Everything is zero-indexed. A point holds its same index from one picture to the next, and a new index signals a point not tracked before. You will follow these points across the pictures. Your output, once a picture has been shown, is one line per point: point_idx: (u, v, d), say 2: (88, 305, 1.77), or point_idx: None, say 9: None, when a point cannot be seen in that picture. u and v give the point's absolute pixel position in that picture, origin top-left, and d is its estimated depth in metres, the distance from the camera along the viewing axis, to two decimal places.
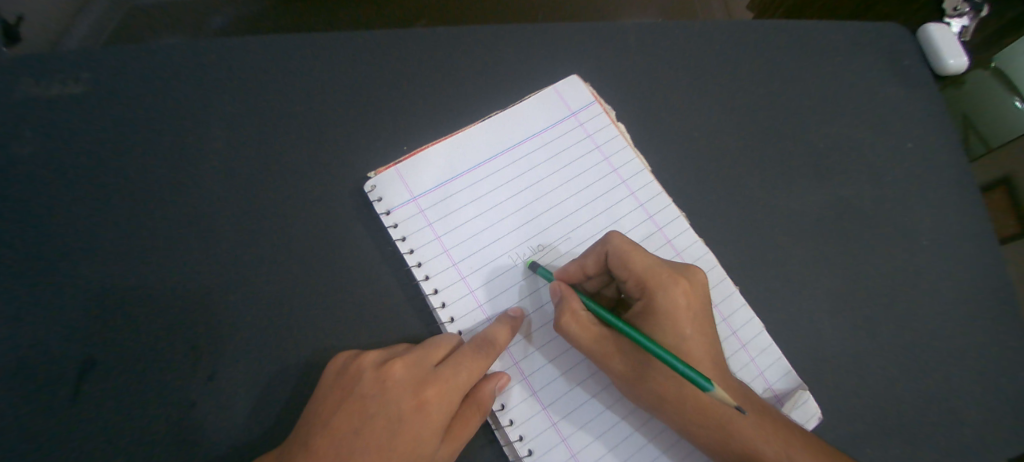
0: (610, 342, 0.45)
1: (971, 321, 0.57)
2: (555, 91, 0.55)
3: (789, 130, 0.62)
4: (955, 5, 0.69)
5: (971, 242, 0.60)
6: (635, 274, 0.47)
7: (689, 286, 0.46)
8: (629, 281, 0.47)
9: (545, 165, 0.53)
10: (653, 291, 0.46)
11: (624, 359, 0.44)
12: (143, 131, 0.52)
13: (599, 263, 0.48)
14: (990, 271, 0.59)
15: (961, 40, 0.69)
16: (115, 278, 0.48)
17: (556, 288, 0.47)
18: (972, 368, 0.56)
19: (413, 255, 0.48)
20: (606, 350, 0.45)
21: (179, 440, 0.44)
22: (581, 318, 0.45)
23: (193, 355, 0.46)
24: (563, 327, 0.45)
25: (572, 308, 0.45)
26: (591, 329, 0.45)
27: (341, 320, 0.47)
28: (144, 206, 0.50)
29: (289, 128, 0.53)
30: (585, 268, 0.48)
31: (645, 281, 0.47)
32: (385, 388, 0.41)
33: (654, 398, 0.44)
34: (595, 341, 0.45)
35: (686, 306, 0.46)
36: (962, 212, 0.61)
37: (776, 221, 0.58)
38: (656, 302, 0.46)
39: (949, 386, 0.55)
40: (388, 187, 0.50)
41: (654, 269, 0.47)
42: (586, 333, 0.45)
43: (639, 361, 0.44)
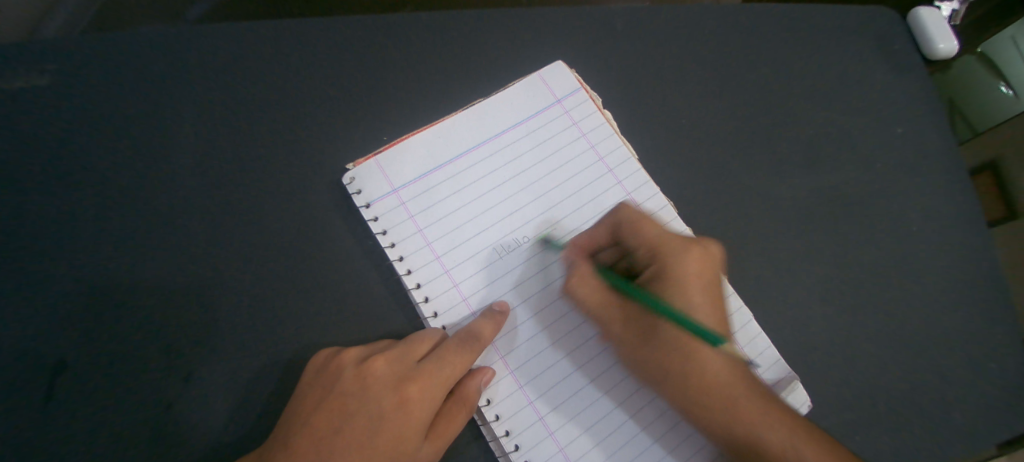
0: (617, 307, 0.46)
1: (960, 306, 0.57)
2: (539, 77, 0.53)
3: (780, 116, 0.61)
4: None
5: (960, 228, 0.60)
6: (645, 242, 0.47)
7: (701, 255, 0.46)
8: (638, 251, 0.48)
9: (530, 154, 0.51)
10: (664, 258, 0.46)
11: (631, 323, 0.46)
12: (112, 123, 0.50)
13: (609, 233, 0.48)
14: (980, 256, 0.59)
15: (952, 24, 0.70)
16: (86, 277, 0.47)
17: (567, 255, 0.48)
18: (959, 354, 0.56)
19: (395, 249, 0.47)
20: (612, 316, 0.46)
21: (155, 441, 0.43)
22: (588, 282, 0.46)
23: (169, 353, 0.45)
24: (572, 290, 0.47)
25: (581, 273, 0.47)
26: (599, 293, 0.46)
27: (321, 315, 0.46)
28: (117, 202, 0.49)
29: (266, 118, 0.51)
30: (595, 237, 0.48)
31: (655, 248, 0.47)
32: (366, 385, 0.40)
33: (656, 366, 0.45)
34: (601, 305, 0.46)
35: (697, 274, 0.46)
36: (952, 198, 0.61)
37: (766, 209, 0.57)
38: (665, 270, 0.46)
39: (936, 372, 0.55)
40: (368, 178, 0.48)
41: (663, 238, 0.47)
42: (593, 297, 0.46)
43: (645, 328, 0.45)
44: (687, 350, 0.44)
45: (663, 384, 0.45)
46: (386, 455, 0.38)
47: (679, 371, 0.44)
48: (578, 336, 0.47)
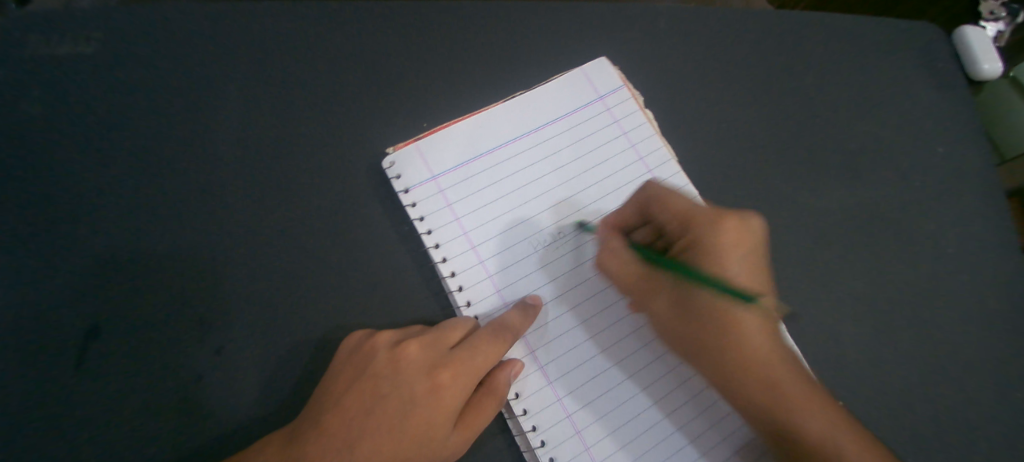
0: (649, 281, 0.46)
1: (1004, 332, 0.55)
2: (582, 73, 0.53)
3: (819, 126, 0.59)
4: (992, 9, 0.66)
5: (1007, 249, 0.58)
6: (677, 214, 0.46)
7: (737, 227, 0.45)
8: (671, 224, 0.46)
9: (569, 150, 0.51)
10: (698, 230, 0.45)
11: (663, 299, 0.46)
12: (153, 93, 0.51)
13: (641, 207, 0.47)
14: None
15: (996, 45, 0.65)
16: (121, 245, 0.47)
17: (601, 234, 0.47)
18: (1002, 381, 0.53)
19: (431, 236, 0.47)
20: (646, 291, 0.46)
21: (182, 412, 0.43)
22: (619, 257, 0.46)
23: (199, 325, 0.45)
24: (604, 264, 0.47)
25: (612, 248, 0.47)
26: (631, 268, 0.46)
27: (352, 298, 0.46)
28: (154, 173, 0.49)
29: (304, 98, 0.51)
30: (625, 216, 0.47)
31: (688, 222, 0.45)
32: (398, 368, 0.40)
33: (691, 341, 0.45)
34: (632, 279, 0.46)
35: (733, 246, 0.44)
36: (998, 218, 0.59)
37: (801, 220, 0.56)
38: (698, 242, 0.45)
39: (975, 398, 0.53)
40: (407, 164, 0.48)
41: (697, 210, 0.45)
42: (624, 273, 0.46)
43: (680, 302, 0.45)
44: (726, 322, 0.44)
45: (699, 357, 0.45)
46: (414, 440, 0.38)
47: (716, 347, 0.44)
48: (610, 336, 0.46)
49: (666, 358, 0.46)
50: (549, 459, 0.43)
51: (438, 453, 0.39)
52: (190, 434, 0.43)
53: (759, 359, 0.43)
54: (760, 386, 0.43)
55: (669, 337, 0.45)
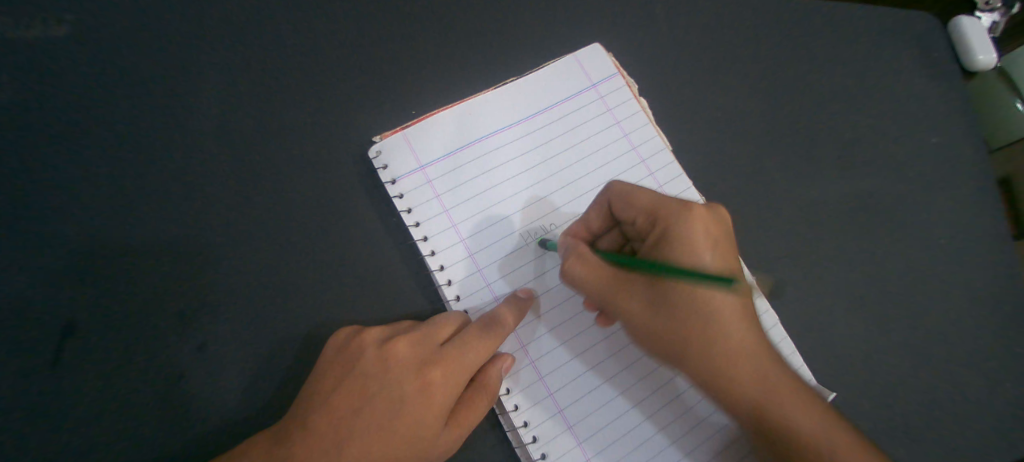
0: (619, 283, 0.42)
1: (993, 327, 0.55)
2: (574, 60, 0.51)
3: (813, 117, 0.59)
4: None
5: (999, 240, 0.58)
6: (642, 207, 0.43)
7: (705, 215, 0.42)
8: (638, 221, 0.44)
9: (561, 140, 0.49)
10: (665, 223, 0.42)
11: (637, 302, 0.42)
12: (127, 78, 0.49)
13: (605, 210, 0.45)
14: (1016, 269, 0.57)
15: (991, 36, 0.63)
16: (96, 237, 0.45)
17: (564, 242, 0.44)
18: (990, 374, 0.53)
19: (419, 229, 0.45)
20: (619, 293, 0.42)
21: (163, 409, 0.42)
22: (587, 259, 0.42)
23: (179, 320, 0.44)
24: (571, 270, 0.42)
25: (579, 251, 0.42)
26: (601, 270, 0.42)
27: (338, 292, 0.45)
28: (130, 162, 0.47)
29: (286, 85, 0.49)
30: (590, 223, 0.46)
31: (655, 212, 0.43)
32: (387, 366, 0.39)
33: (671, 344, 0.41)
34: (602, 282, 0.42)
35: (705, 235, 0.41)
36: (991, 208, 0.59)
37: (795, 211, 0.55)
38: (669, 236, 0.42)
39: (963, 392, 0.53)
40: (394, 153, 0.46)
41: (664, 201, 0.43)
42: (592, 277, 0.42)
43: (656, 301, 0.41)
44: (706, 319, 0.41)
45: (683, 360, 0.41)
46: (404, 438, 0.37)
47: (700, 349, 0.41)
48: (602, 330, 0.45)
49: None
50: (540, 454, 0.42)
51: (429, 451, 0.38)
52: (171, 432, 0.42)
53: (745, 356, 0.41)
54: (749, 387, 0.40)
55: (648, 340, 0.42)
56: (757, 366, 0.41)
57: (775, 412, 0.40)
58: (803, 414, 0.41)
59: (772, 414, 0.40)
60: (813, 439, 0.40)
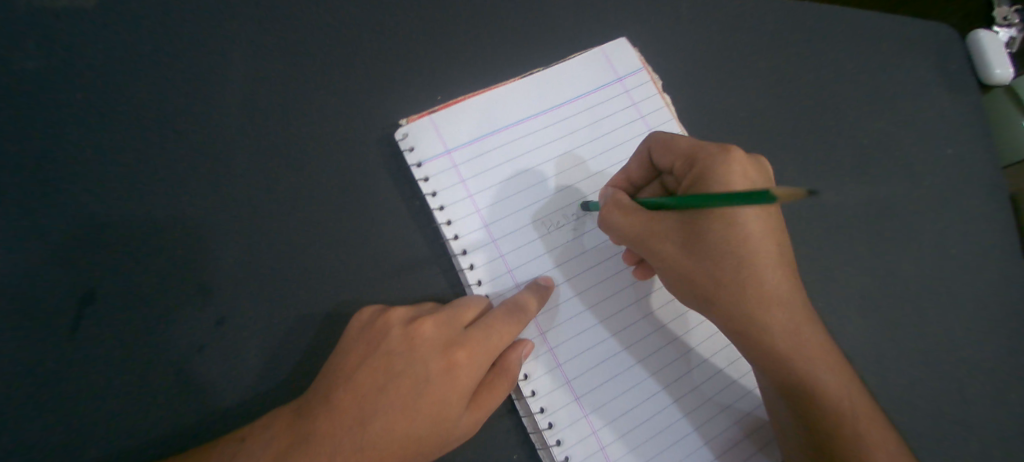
0: (657, 227, 0.41)
1: (1007, 343, 0.54)
2: (602, 53, 0.51)
3: (837, 117, 0.58)
4: (1006, 14, 0.62)
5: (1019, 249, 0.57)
6: (681, 152, 0.43)
7: (746, 159, 0.41)
8: (675, 166, 0.43)
9: (586, 131, 0.50)
10: (703, 163, 0.41)
11: (675, 245, 0.41)
12: (152, 52, 0.49)
13: (645, 159, 0.46)
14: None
15: (1007, 52, 0.62)
16: (118, 209, 0.45)
17: (604, 192, 0.45)
18: (1003, 390, 0.53)
19: (443, 213, 0.46)
20: (658, 235, 0.41)
21: (180, 382, 0.42)
22: (625, 206, 0.42)
23: (199, 294, 0.44)
24: (608, 217, 0.43)
25: (615, 199, 0.43)
26: (637, 216, 0.42)
27: (358, 272, 0.45)
28: (153, 136, 0.47)
29: (309, 66, 0.49)
30: (631, 174, 0.47)
31: (692, 156, 0.42)
32: (411, 345, 0.39)
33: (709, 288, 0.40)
34: (638, 228, 0.42)
35: (744, 176, 0.40)
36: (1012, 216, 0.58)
37: (815, 212, 0.55)
38: (705, 174, 0.40)
39: (975, 407, 0.52)
40: (421, 137, 0.47)
41: (701, 145, 0.42)
42: (632, 222, 0.42)
43: (693, 240, 0.40)
44: (743, 258, 0.40)
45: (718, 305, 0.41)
46: (426, 418, 0.37)
47: (738, 295, 0.40)
48: (619, 322, 0.46)
49: (673, 347, 0.46)
50: (555, 440, 0.43)
51: (449, 432, 0.38)
52: (187, 406, 0.42)
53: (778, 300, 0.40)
54: (785, 333, 0.40)
55: (680, 283, 0.42)
56: (790, 312, 0.40)
57: (805, 359, 0.40)
58: (828, 367, 0.41)
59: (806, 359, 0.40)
60: (834, 391, 0.40)
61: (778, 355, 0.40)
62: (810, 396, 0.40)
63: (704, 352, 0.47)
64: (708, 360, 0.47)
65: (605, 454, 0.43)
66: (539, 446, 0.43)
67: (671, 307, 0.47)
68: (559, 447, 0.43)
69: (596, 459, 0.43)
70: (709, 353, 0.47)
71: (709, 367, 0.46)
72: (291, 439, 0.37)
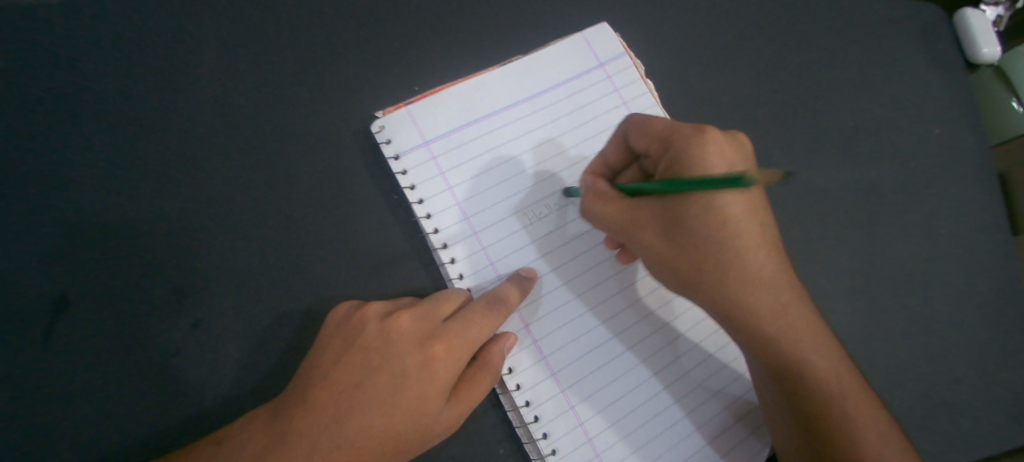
0: (639, 214, 0.40)
1: (995, 325, 0.54)
2: (583, 38, 0.50)
3: (822, 100, 0.57)
4: None
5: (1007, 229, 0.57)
6: (657, 135, 0.42)
7: (723, 138, 0.40)
8: (652, 150, 0.42)
9: (567, 119, 0.49)
10: (679, 146, 0.40)
11: (658, 229, 0.40)
12: (119, 47, 0.47)
13: (622, 143, 0.44)
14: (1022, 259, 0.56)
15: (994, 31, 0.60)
16: (88, 210, 0.44)
17: (584, 179, 0.43)
18: (991, 372, 0.53)
19: (422, 206, 0.45)
20: (637, 223, 0.40)
21: (157, 385, 0.41)
22: (605, 195, 0.42)
23: (174, 295, 0.43)
24: (590, 205, 0.42)
25: (596, 188, 0.42)
26: (619, 203, 0.41)
27: (337, 269, 0.44)
28: (123, 134, 0.46)
29: (282, 60, 0.48)
30: (607, 159, 0.45)
31: (668, 137, 0.41)
32: (389, 340, 0.38)
33: (693, 272, 0.40)
34: (619, 215, 0.41)
35: (722, 158, 0.39)
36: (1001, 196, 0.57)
37: (802, 196, 0.54)
38: (682, 159, 0.40)
39: (964, 389, 0.52)
40: (398, 129, 0.46)
41: (677, 127, 0.41)
42: (612, 210, 0.41)
43: (673, 228, 0.40)
44: (723, 243, 0.39)
45: (703, 287, 0.40)
46: (406, 414, 0.37)
47: (722, 277, 0.39)
48: (604, 312, 0.45)
49: (660, 335, 0.46)
50: (541, 434, 0.42)
51: (431, 428, 0.38)
52: (165, 409, 0.41)
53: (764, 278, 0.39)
54: (772, 316, 0.39)
55: (664, 269, 0.41)
56: (776, 292, 0.40)
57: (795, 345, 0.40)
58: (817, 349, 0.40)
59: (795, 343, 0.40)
60: (823, 375, 0.40)
61: (766, 340, 0.40)
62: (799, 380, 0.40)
63: (691, 339, 0.46)
64: (696, 347, 0.46)
65: (592, 446, 0.43)
66: (525, 440, 0.43)
67: (658, 294, 0.47)
68: (545, 440, 0.42)
69: (583, 451, 0.43)
70: (696, 340, 0.46)
71: (697, 354, 0.46)
72: (268, 439, 0.36)
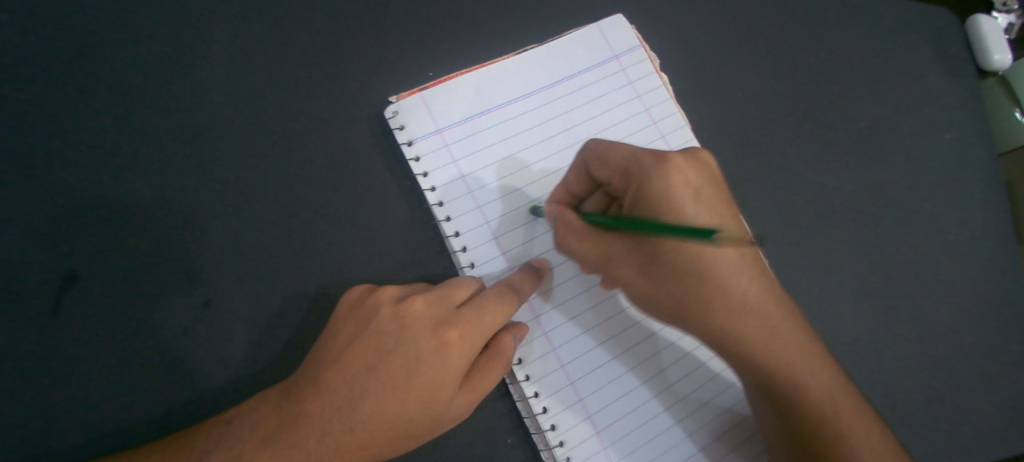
0: (615, 250, 0.40)
1: (998, 329, 0.54)
2: (598, 30, 0.50)
3: (834, 102, 0.57)
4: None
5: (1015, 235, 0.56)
6: (619, 166, 0.40)
7: (685, 164, 0.39)
8: (614, 180, 0.41)
9: (581, 110, 0.49)
10: (641, 179, 0.39)
11: (635, 264, 0.39)
12: (132, 25, 0.47)
13: (583, 171, 0.42)
14: None
15: (1006, 38, 0.60)
16: (97, 188, 0.44)
17: (551, 210, 0.42)
18: (991, 376, 0.53)
19: (435, 193, 0.45)
20: (612, 261, 0.40)
21: (164, 365, 0.41)
22: (577, 233, 0.40)
23: (183, 276, 0.43)
24: (563, 245, 0.41)
25: (566, 224, 0.41)
26: (591, 240, 0.40)
27: (347, 254, 0.44)
28: (134, 113, 0.45)
29: (296, 42, 0.48)
30: (570, 186, 0.43)
31: (629, 171, 0.39)
32: (402, 325, 0.38)
33: (675, 304, 0.39)
34: (597, 254, 0.40)
35: (688, 185, 0.38)
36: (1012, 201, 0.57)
37: (810, 196, 0.54)
38: (646, 192, 0.38)
39: (965, 393, 0.52)
40: (412, 115, 0.45)
41: (638, 157, 0.39)
42: (586, 246, 0.40)
43: (647, 264, 0.39)
44: (700, 278, 0.38)
45: (687, 319, 0.40)
46: (417, 400, 0.37)
47: (710, 311, 0.39)
48: (612, 306, 0.46)
49: (666, 332, 0.46)
50: (550, 425, 0.42)
51: (440, 415, 0.37)
52: (170, 390, 0.41)
53: (744, 310, 0.39)
54: (757, 347, 0.39)
55: (645, 303, 0.41)
56: (758, 322, 0.39)
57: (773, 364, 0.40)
58: (801, 364, 0.40)
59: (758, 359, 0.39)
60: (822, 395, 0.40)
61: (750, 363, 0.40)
62: (786, 399, 0.40)
63: (696, 338, 0.46)
64: (701, 346, 0.46)
65: (599, 439, 0.43)
66: (533, 431, 0.43)
67: None
68: (553, 432, 0.42)
69: (590, 444, 0.43)
70: (702, 338, 0.46)
71: (702, 352, 0.46)
72: (279, 420, 0.37)
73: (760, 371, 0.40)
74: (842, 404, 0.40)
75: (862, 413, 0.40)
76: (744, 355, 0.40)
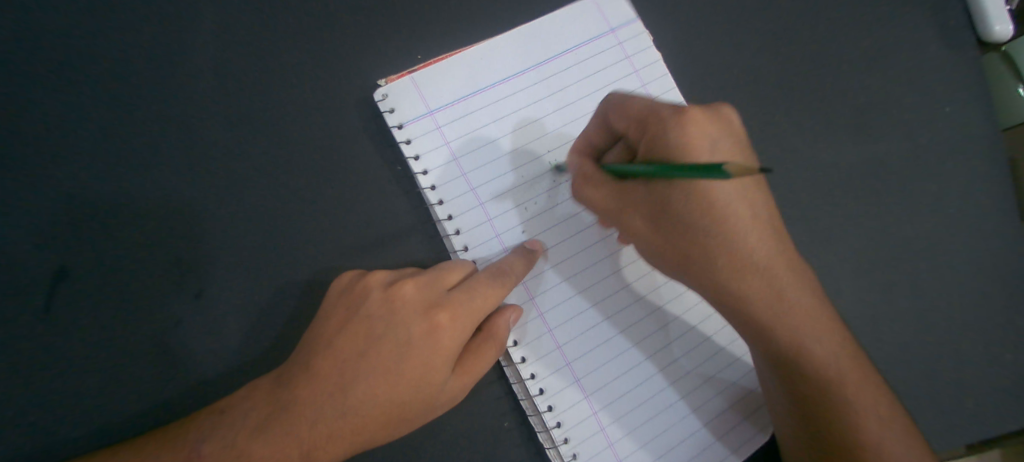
0: (632, 200, 0.39)
1: (1002, 300, 0.53)
2: (592, 4, 0.49)
3: (833, 76, 0.56)
4: None
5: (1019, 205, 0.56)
6: (637, 117, 0.39)
7: (705, 116, 0.38)
8: (630, 133, 0.40)
9: (577, 87, 0.48)
10: (659, 129, 0.38)
11: (652, 215, 0.39)
12: (115, 14, 0.46)
13: (603, 122, 0.42)
14: None
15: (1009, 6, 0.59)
16: (87, 180, 0.43)
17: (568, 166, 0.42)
18: (994, 347, 0.52)
19: (427, 176, 0.44)
20: (628, 210, 0.39)
21: (159, 355, 0.41)
22: (596, 180, 0.40)
23: (175, 266, 0.42)
24: (580, 192, 0.41)
25: (584, 174, 0.41)
26: (610, 187, 0.40)
27: (340, 241, 0.44)
28: (121, 104, 0.45)
29: (283, 27, 0.47)
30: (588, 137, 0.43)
31: (646, 122, 0.39)
32: (394, 309, 0.38)
33: (692, 256, 0.38)
34: (613, 203, 0.40)
35: (707, 140, 0.37)
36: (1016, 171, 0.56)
37: (810, 173, 0.54)
38: (661, 143, 0.38)
39: (968, 368, 0.52)
40: (401, 97, 0.44)
41: (656, 108, 0.39)
42: (602, 195, 0.40)
43: (660, 217, 0.38)
44: (718, 229, 0.37)
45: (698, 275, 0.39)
46: (411, 383, 0.36)
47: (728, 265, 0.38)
48: (609, 285, 0.45)
49: (662, 312, 0.45)
50: (547, 407, 0.42)
51: (434, 398, 0.37)
52: (166, 380, 0.41)
53: (757, 263, 0.38)
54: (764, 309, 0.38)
55: (658, 256, 0.40)
56: (771, 281, 0.38)
57: (778, 325, 0.39)
58: (804, 325, 0.39)
59: (765, 322, 0.39)
60: (826, 360, 0.39)
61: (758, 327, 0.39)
62: (787, 358, 0.39)
63: (695, 317, 0.46)
64: (700, 325, 0.46)
65: (597, 417, 0.43)
66: (530, 412, 0.43)
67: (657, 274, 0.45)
68: (550, 413, 0.42)
69: (588, 423, 0.43)
70: (700, 317, 0.46)
71: (701, 332, 0.46)
72: (273, 406, 0.36)
73: (767, 336, 0.39)
74: (845, 371, 0.39)
75: (865, 381, 0.40)
76: (749, 321, 0.39)
